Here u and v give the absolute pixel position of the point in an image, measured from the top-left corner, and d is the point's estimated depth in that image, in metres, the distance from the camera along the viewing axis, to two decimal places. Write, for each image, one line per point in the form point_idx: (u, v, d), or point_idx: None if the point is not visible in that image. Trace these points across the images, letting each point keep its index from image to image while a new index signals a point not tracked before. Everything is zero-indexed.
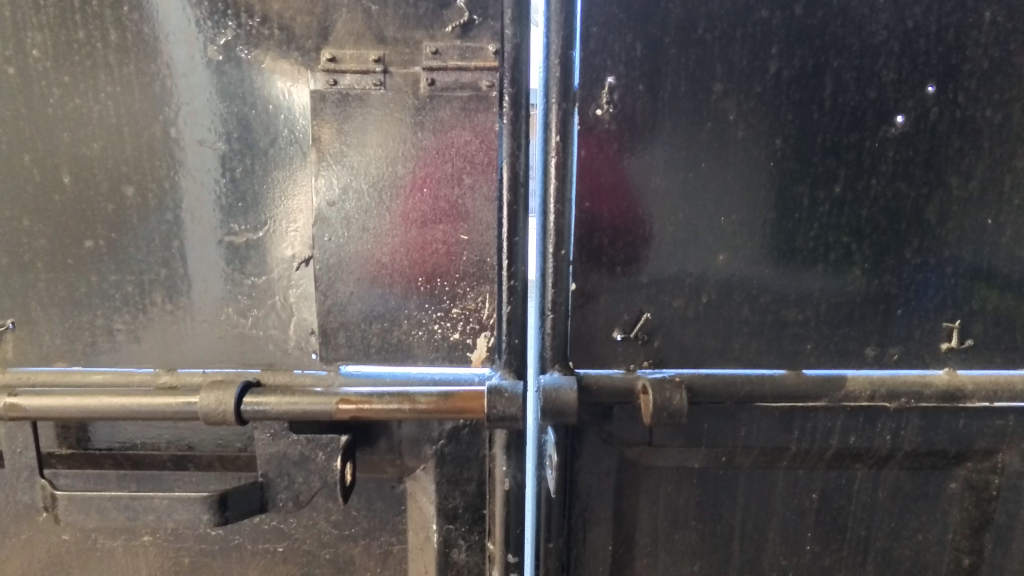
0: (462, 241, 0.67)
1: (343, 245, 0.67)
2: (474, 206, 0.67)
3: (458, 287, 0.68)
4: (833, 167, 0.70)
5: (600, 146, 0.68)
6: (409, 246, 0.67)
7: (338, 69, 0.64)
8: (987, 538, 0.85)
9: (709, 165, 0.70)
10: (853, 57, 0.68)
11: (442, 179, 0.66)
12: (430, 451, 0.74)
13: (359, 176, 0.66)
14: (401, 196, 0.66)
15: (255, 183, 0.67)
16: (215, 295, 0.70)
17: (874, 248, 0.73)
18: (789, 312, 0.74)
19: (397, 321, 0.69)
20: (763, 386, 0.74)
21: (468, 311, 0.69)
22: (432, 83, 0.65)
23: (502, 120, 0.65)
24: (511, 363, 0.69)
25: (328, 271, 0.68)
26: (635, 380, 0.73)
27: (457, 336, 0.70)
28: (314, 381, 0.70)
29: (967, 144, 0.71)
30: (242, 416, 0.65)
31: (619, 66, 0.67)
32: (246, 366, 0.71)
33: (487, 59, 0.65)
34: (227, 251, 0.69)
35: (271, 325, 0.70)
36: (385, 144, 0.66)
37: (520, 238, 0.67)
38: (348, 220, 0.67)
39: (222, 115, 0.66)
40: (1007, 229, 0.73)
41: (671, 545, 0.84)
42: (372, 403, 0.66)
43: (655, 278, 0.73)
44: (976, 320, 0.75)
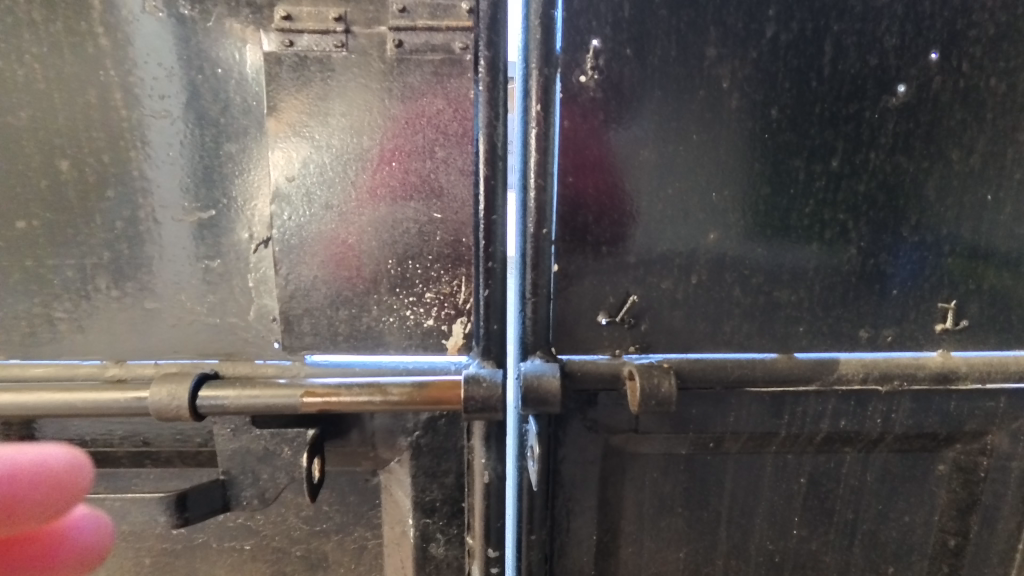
0: (436, 221, 0.62)
1: (307, 224, 0.62)
2: (448, 182, 0.61)
3: (432, 270, 0.63)
4: (830, 139, 0.66)
5: (584, 116, 0.63)
6: (378, 226, 0.62)
7: (295, 29, 0.58)
8: (973, 519, 0.84)
9: (701, 138, 0.65)
10: (854, 21, 0.64)
11: (412, 152, 0.61)
12: (405, 443, 0.70)
13: (322, 150, 0.60)
14: (368, 171, 0.61)
15: (205, 157, 0.61)
16: (165, 280, 0.64)
17: (871, 226, 0.69)
18: (781, 293, 0.71)
19: (366, 307, 0.64)
20: (753, 371, 0.71)
21: (443, 295, 0.64)
22: (400, 45, 0.59)
23: (478, 86, 0.60)
24: (491, 350, 0.66)
25: (289, 254, 0.62)
26: (620, 366, 0.69)
27: (432, 322, 0.65)
28: (278, 372, 0.65)
29: (970, 115, 0.67)
30: (197, 411, 0.60)
31: (605, 28, 0.62)
32: (203, 357, 0.66)
33: (460, 19, 0.59)
34: (176, 232, 0.63)
35: (229, 311, 0.65)
36: (349, 113, 0.60)
37: (498, 217, 0.63)
38: (310, 197, 0.61)
39: (165, 81, 0.59)
40: (1007, 206, 0.70)
41: (657, 532, 0.82)
42: (341, 395, 0.61)
43: (642, 258, 0.68)
44: (972, 300, 0.72)
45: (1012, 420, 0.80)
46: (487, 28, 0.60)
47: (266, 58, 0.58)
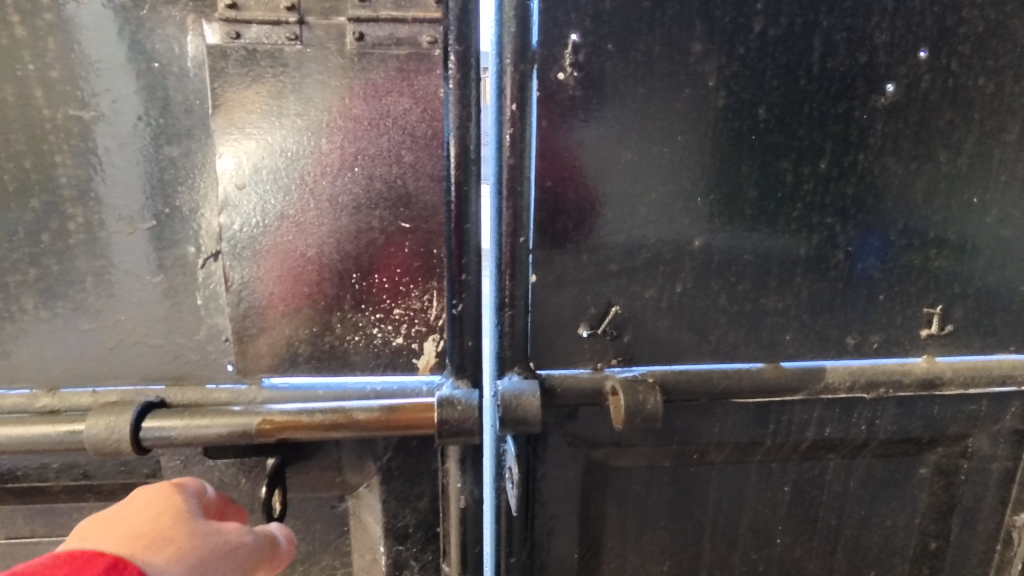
0: (404, 230, 0.57)
1: (260, 234, 0.56)
2: (417, 188, 0.56)
3: (400, 283, 0.59)
4: (819, 140, 0.64)
5: (563, 115, 0.59)
6: (340, 236, 0.57)
7: (241, 18, 0.52)
8: (953, 522, 0.84)
9: (686, 139, 0.62)
10: (844, 16, 0.61)
11: (377, 156, 0.56)
12: (374, 467, 0.65)
13: (276, 153, 0.55)
14: (328, 176, 0.56)
15: (142, 161, 0.55)
16: (99, 298, 0.58)
17: (858, 230, 0.67)
18: (767, 301, 0.68)
19: (329, 325, 0.59)
20: (740, 382, 0.68)
21: (413, 312, 0.60)
22: (362, 38, 0.53)
23: (448, 84, 0.56)
24: (465, 369, 0.63)
25: (242, 269, 0.57)
26: (603, 380, 0.66)
27: (401, 341, 0.61)
28: (232, 398, 0.60)
29: (958, 116, 0.65)
30: (141, 443, 0.55)
31: (585, 21, 0.57)
32: (147, 382, 0.60)
33: (427, 10, 0.54)
34: (110, 246, 0.56)
35: (175, 331, 0.59)
36: (305, 112, 0.54)
37: (472, 225, 0.60)
38: (264, 205, 0.56)
39: (93, 76, 0.53)
40: (992, 208, 0.68)
41: (641, 546, 0.79)
42: (302, 421, 0.56)
43: (625, 266, 0.65)
44: (957, 304, 0.71)
45: (993, 423, 0.79)
46: (456, 23, 0.56)
47: (211, 51, 0.52)
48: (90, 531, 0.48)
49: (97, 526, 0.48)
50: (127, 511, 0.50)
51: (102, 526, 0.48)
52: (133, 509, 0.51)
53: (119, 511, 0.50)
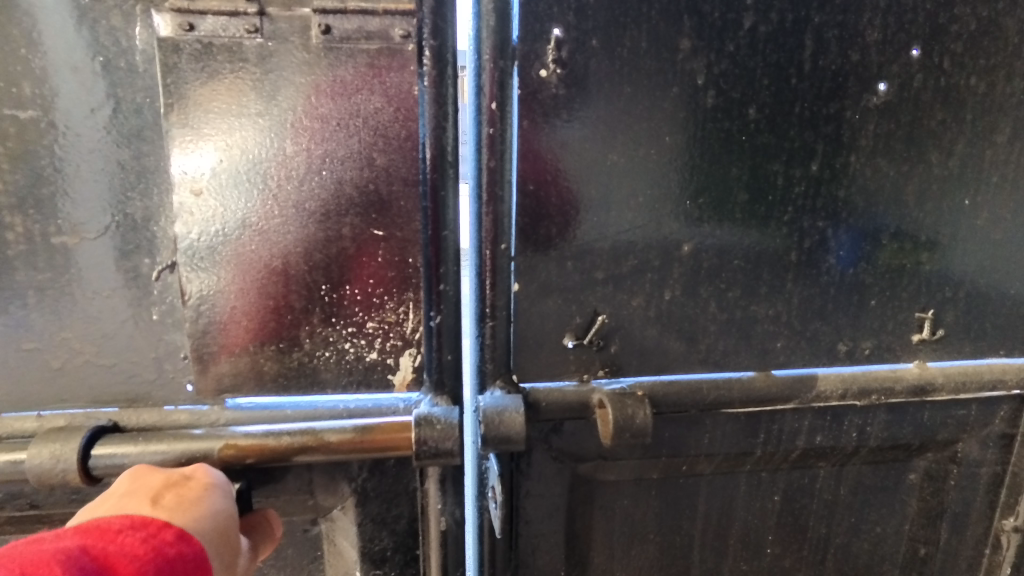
0: (377, 238, 0.54)
1: (219, 241, 0.52)
2: (390, 193, 0.53)
3: (374, 295, 0.55)
4: (810, 141, 0.61)
5: (545, 115, 0.56)
6: (308, 245, 0.53)
7: (195, 8, 0.48)
8: (943, 527, 0.83)
9: (674, 139, 0.59)
10: (835, 12, 0.58)
11: (346, 158, 0.52)
12: (348, 489, 0.61)
13: (237, 155, 0.51)
14: (293, 181, 0.52)
15: (88, 165, 0.52)
16: (46, 315, 0.55)
17: (850, 233, 0.65)
18: (758, 308, 0.66)
19: (297, 340, 0.56)
20: (731, 393, 0.66)
21: (388, 325, 0.57)
22: (328, 31, 0.50)
23: (422, 81, 0.54)
24: (444, 384, 0.60)
25: (200, 281, 0.53)
26: (589, 393, 0.63)
27: (376, 356, 0.58)
28: (191, 420, 0.57)
29: (950, 116, 0.63)
30: (91, 471, 0.52)
31: (568, 15, 0.54)
32: (100, 404, 0.58)
33: (400, 1, 0.50)
34: (59, 256, 0.53)
35: (129, 349, 0.57)
36: (268, 111, 0.50)
37: (449, 232, 0.57)
38: (223, 212, 0.52)
39: (35, 73, 0.49)
40: (983, 210, 0.67)
41: (629, 561, 0.76)
42: (268, 444, 0.53)
43: (611, 273, 0.62)
44: (948, 308, 0.69)
45: (982, 427, 0.78)
46: (433, 18, 0.53)
47: (165, 45, 0.48)
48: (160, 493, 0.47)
49: (171, 493, 0.47)
50: (190, 495, 0.48)
51: (176, 495, 0.47)
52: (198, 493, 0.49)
53: (187, 486, 0.49)
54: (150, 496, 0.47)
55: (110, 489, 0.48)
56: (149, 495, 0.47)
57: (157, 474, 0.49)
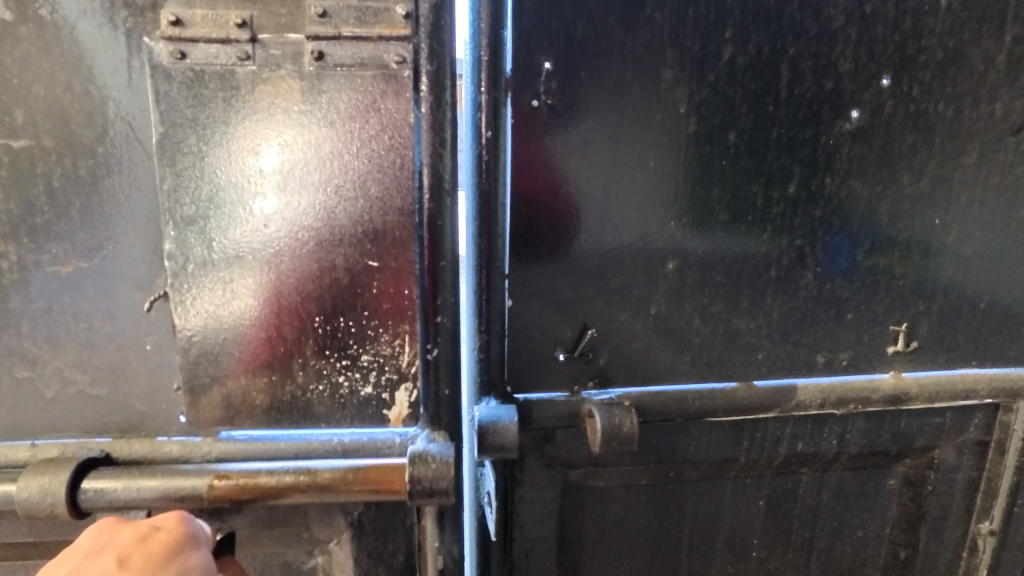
0: (371, 269, 0.57)
1: (212, 264, 0.56)
2: (384, 223, 0.56)
3: (368, 326, 0.59)
4: (787, 164, 0.65)
5: (538, 141, 0.60)
6: (302, 275, 0.57)
7: (186, 36, 0.52)
8: (922, 530, 0.86)
9: (658, 163, 0.62)
10: (810, 44, 0.62)
11: (340, 191, 0.55)
12: (344, 522, 0.64)
13: (236, 186, 0.55)
14: (284, 213, 0.56)
15: (87, 196, 0.56)
16: (44, 345, 0.59)
17: (826, 250, 0.68)
18: (740, 321, 0.69)
19: (290, 372, 0.59)
20: (714, 403, 0.69)
21: (383, 357, 0.60)
22: (321, 58, 0.53)
23: (419, 106, 0.56)
24: (441, 418, 0.62)
25: (197, 309, 0.57)
26: (579, 404, 0.66)
27: (371, 390, 0.61)
28: (184, 451, 0.60)
29: (920, 140, 0.67)
30: (80, 503, 0.55)
31: (557, 48, 0.58)
32: (94, 432, 0.62)
33: (394, 27, 0.53)
34: (53, 284, 0.58)
35: (120, 378, 0.61)
36: (261, 140, 0.54)
37: (446, 262, 0.59)
38: (218, 239, 0.56)
39: (41, 106, 0.54)
40: (954, 228, 0.71)
41: (619, 565, 0.79)
42: (259, 479, 0.55)
43: (601, 289, 0.65)
44: (922, 321, 0.73)
45: (958, 434, 0.81)
46: (428, 55, 0.55)
47: (162, 76, 0.53)
48: (129, 552, 0.53)
49: (138, 551, 0.53)
50: (157, 549, 0.53)
51: (144, 551, 0.53)
52: (167, 543, 0.54)
53: (156, 539, 0.54)
54: (120, 555, 0.53)
55: (77, 545, 0.54)
56: (117, 552, 0.53)
57: (129, 528, 0.55)
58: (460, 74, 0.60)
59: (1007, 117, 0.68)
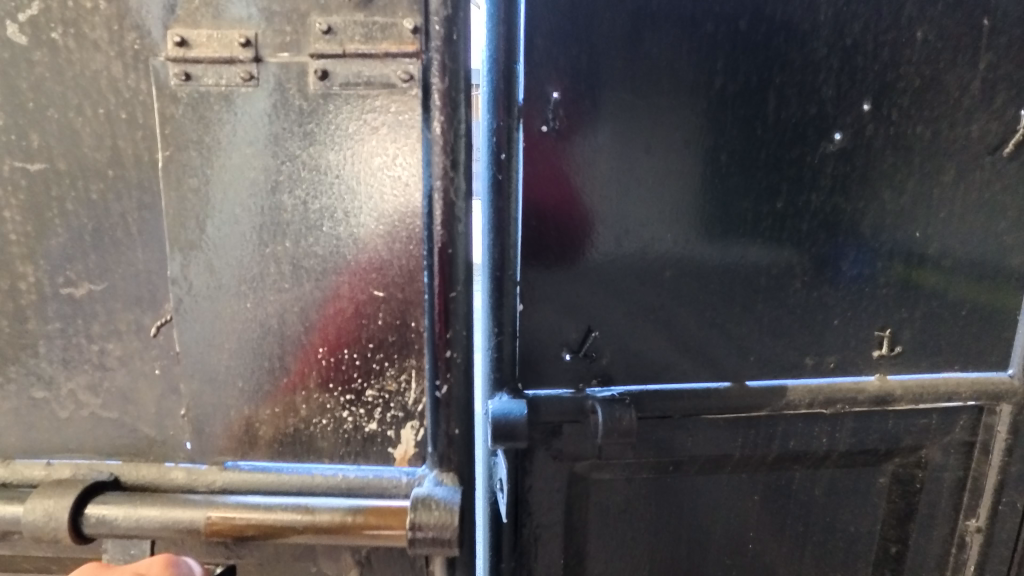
0: (377, 298, 0.62)
1: (220, 293, 0.62)
2: (390, 253, 0.61)
3: (373, 359, 0.63)
4: (775, 183, 0.71)
5: (547, 161, 0.67)
6: (311, 308, 0.62)
7: (190, 57, 0.57)
8: (912, 527, 0.91)
9: (656, 181, 0.69)
10: (795, 73, 0.68)
11: (347, 223, 0.61)
12: (351, 558, 0.68)
13: (247, 218, 0.60)
14: (289, 247, 0.61)
15: (105, 226, 0.61)
16: (60, 366, 0.64)
17: (813, 261, 0.74)
18: (732, 326, 0.75)
19: (291, 407, 0.64)
20: (707, 400, 0.75)
21: (388, 393, 0.64)
22: (324, 77, 0.58)
23: (433, 123, 0.59)
24: (451, 459, 0.64)
25: (213, 333, 0.63)
26: (583, 400, 0.72)
27: (374, 427, 0.65)
28: (188, 478, 0.65)
29: (899, 160, 0.73)
30: (81, 526, 0.60)
31: (564, 79, 0.65)
32: (103, 455, 0.67)
33: (400, 43, 0.57)
34: (67, 306, 0.63)
35: (128, 402, 0.65)
36: (269, 169, 0.59)
37: (458, 292, 0.62)
38: (228, 266, 0.61)
39: (66, 133, 0.59)
40: (934, 241, 0.76)
41: (622, 554, 0.85)
42: (259, 515, 0.60)
43: (603, 295, 0.72)
44: (906, 327, 0.78)
45: (944, 435, 0.86)
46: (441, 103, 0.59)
47: (172, 95, 0.58)
48: None
49: None
50: None
51: None
52: None
53: None
54: None
55: None
56: None
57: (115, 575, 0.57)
58: (476, 86, 0.68)
59: (982, 138, 0.74)
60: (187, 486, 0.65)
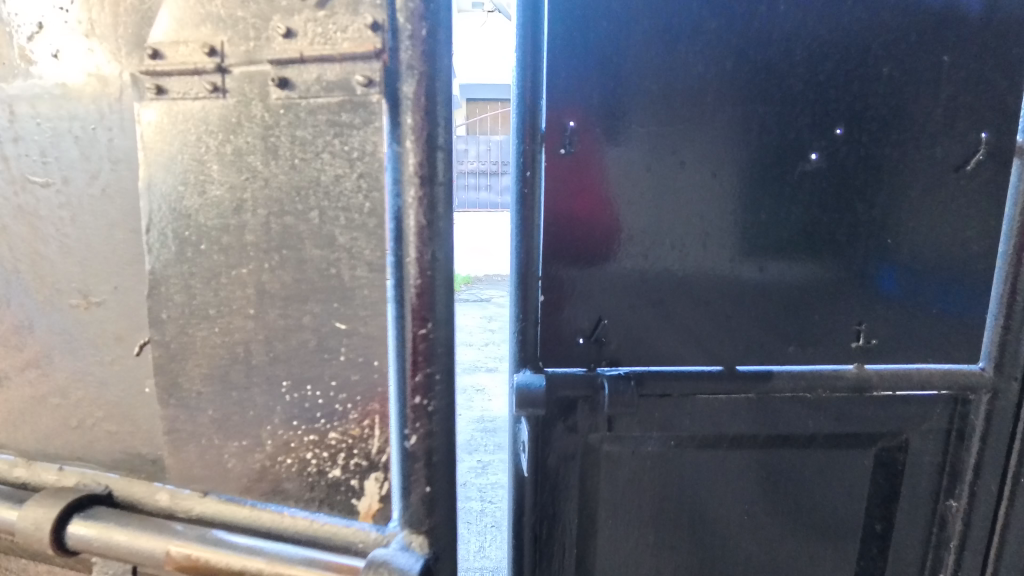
0: (340, 332, 0.48)
1: (208, 326, 0.50)
2: (353, 281, 0.47)
3: (338, 402, 0.49)
4: (758, 196, 0.85)
5: (564, 178, 0.83)
6: (269, 334, 0.49)
7: (161, 70, 0.47)
8: (897, 507, 0.99)
9: (656, 195, 0.84)
10: (775, 105, 0.83)
11: (338, 239, 0.46)
12: None
13: (211, 237, 0.48)
14: (246, 263, 0.48)
15: (93, 239, 0.56)
16: (56, 385, 0.60)
17: (794, 262, 0.87)
18: (724, 317, 0.88)
19: (256, 442, 0.51)
20: (703, 381, 0.88)
21: (352, 438, 0.50)
22: (285, 85, 0.45)
23: (396, 133, 0.44)
24: (425, 520, 0.48)
25: (168, 368, 0.51)
26: (594, 378, 0.86)
27: (339, 474, 0.50)
28: (171, 501, 0.55)
29: (870, 176, 0.85)
30: (61, 540, 0.52)
31: (580, 112, 0.82)
32: (109, 466, 0.59)
33: (358, 47, 0.43)
34: (69, 319, 0.58)
35: (126, 421, 0.59)
36: (224, 172, 0.47)
37: (433, 331, 0.47)
38: (179, 290, 0.50)
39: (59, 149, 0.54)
40: (905, 247, 0.87)
41: (629, 519, 0.96)
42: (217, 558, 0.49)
43: (612, 288, 0.86)
44: (881, 323, 0.89)
45: (922, 422, 0.95)
46: (415, 98, 0.44)
47: (144, 115, 0.48)
48: None
49: None
50: None
51: None
52: None
53: None
54: None
55: None
56: None
57: None
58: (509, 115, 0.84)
59: (947, 159, 0.85)
60: (168, 510, 0.55)
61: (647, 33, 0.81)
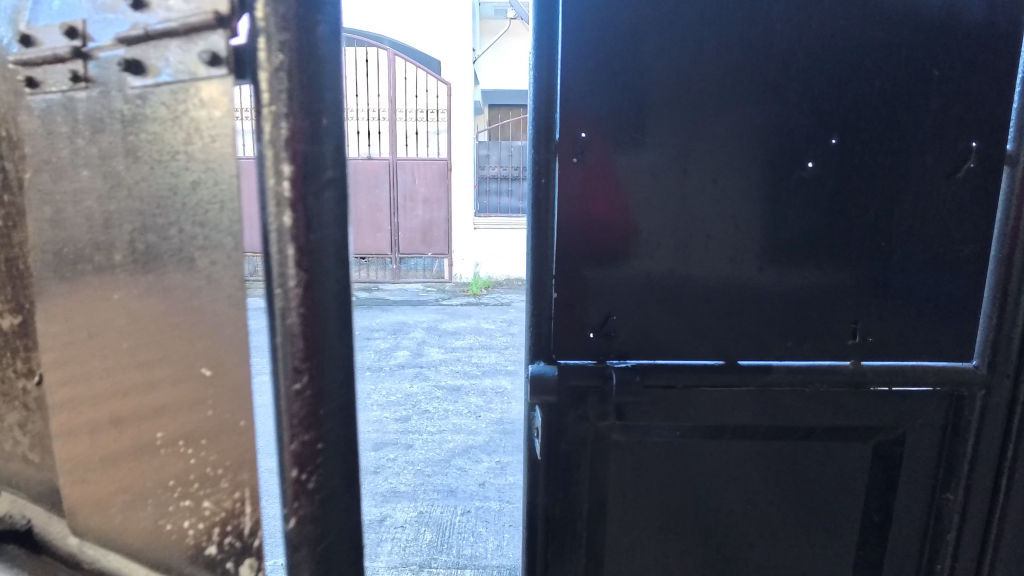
0: (202, 375, 0.52)
1: (78, 286, 0.54)
2: (220, 327, 0.51)
3: (209, 467, 0.54)
4: (757, 201, 0.92)
5: (577, 185, 0.90)
6: (144, 394, 0.54)
7: (30, 58, 0.53)
8: (894, 499, 1.01)
9: (661, 199, 0.91)
10: (773, 116, 0.90)
11: (207, 218, 0.50)
12: None
13: (84, 231, 0.53)
14: (128, 300, 0.53)
15: None
16: None
17: (790, 262, 0.94)
18: (726, 314, 0.95)
19: (139, 500, 0.56)
20: (705, 374, 0.94)
21: (224, 509, 0.54)
22: (137, 65, 0.48)
23: (266, 164, 0.49)
24: None
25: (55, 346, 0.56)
26: (603, 369, 0.93)
27: (214, 550, 0.55)
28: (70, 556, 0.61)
29: (864, 183, 0.91)
30: None
31: (592, 124, 0.89)
32: (33, 499, 0.65)
33: (199, 11, 0.46)
34: None
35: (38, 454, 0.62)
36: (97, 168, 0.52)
37: (303, 384, 0.52)
38: (63, 264, 0.54)
39: None
40: (897, 249, 0.93)
41: (637, 504, 1.02)
42: None
43: (621, 286, 0.93)
44: (876, 320, 0.95)
45: (917, 417, 0.96)
46: (294, 133, 0.49)
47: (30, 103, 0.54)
48: None
49: None
50: None
51: None
52: None
53: None
54: None
55: None
56: None
57: None
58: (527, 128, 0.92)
59: (938, 166, 0.91)
60: (70, 561, 0.61)
61: (653, 51, 0.88)
